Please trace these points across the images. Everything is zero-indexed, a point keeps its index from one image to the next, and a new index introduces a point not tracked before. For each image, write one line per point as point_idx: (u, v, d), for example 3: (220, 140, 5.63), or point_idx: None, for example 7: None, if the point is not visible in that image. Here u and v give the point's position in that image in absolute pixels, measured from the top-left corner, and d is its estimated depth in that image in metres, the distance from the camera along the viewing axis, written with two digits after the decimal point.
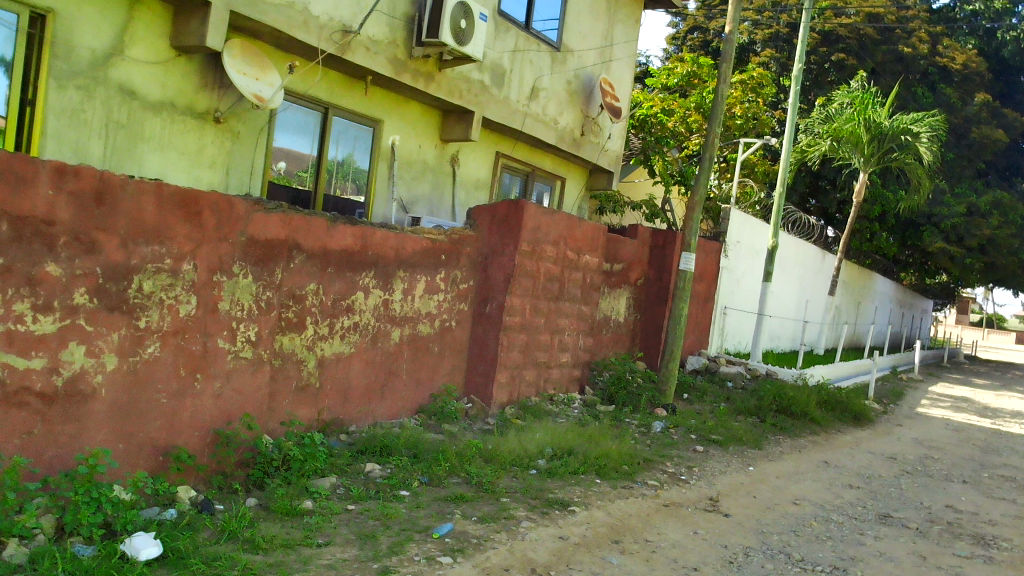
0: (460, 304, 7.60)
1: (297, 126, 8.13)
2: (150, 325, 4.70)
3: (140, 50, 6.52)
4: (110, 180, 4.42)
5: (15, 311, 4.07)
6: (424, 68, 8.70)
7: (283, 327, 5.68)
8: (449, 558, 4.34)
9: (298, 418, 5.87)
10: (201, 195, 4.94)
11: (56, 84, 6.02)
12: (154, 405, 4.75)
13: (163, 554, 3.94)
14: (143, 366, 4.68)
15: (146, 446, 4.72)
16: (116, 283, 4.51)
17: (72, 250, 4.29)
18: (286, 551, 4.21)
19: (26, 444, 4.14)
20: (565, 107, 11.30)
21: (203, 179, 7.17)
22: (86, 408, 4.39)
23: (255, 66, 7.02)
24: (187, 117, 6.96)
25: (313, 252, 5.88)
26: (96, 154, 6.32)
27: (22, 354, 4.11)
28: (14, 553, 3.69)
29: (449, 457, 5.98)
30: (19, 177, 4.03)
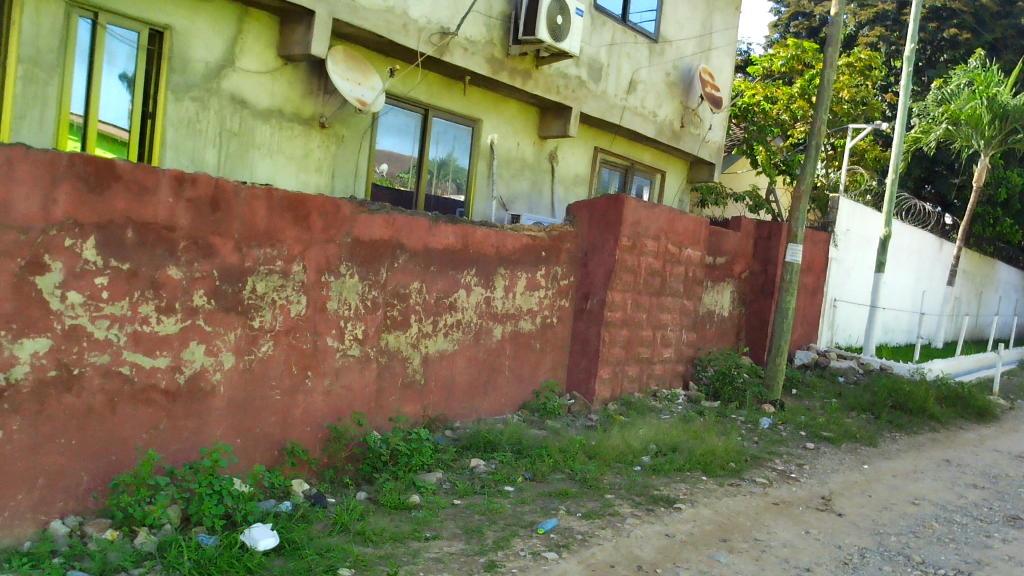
0: (560, 301, 7.60)
1: (399, 129, 8.31)
2: (263, 325, 4.89)
3: (250, 61, 6.79)
4: (225, 187, 4.63)
5: (141, 312, 4.30)
6: (521, 66, 8.73)
7: (388, 325, 5.82)
8: (554, 554, 4.35)
9: (405, 414, 6.00)
10: (309, 199, 5.10)
11: (174, 97, 6.34)
12: (268, 402, 4.94)
13: (280, 545, 4.10)
14: (258, 364, 4.88)
15: (262, 441, 4.92)
16: (232, 285, 4.72)
17: (191, 254, 4.51)
18: (396, 544, 4.32)
19: (153, 438, 4.39)
20: (665, 99, 11.14)
21: (310, 183, 7.41)
22: (205, 404, 4.61)
23: (357, 72, 7.20)
24: (294, 123, 7.20)
25: (416, 251, 5.99)
26: (211, 162, 6.62)
27: (148, 354, 4.34)
28: (144, 541, 3.92)
29: (552, 453, 6.00)
30: (142, 186, 4.25)
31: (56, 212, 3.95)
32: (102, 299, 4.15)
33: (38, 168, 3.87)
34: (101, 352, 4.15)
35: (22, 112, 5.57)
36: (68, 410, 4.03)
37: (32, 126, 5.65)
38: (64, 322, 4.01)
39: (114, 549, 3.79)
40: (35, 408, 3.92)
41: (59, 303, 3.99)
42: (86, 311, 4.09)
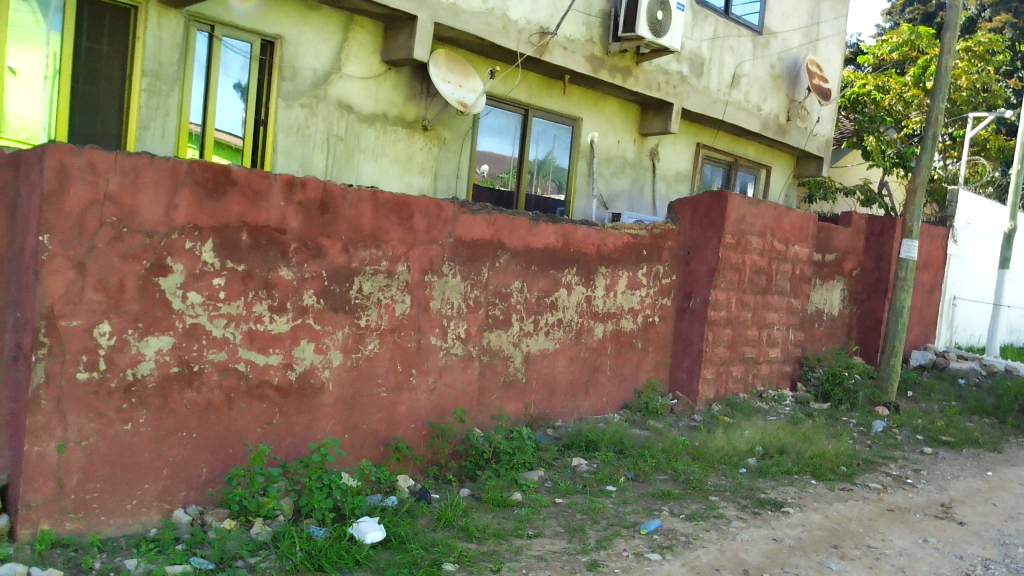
0: (662, 300, 7.51)
1: (499, 129, 8.39)
2: (370, 324, 5.02)
3: (356, 67, 6.98)
4: (332, 190, 4.77)
5: (255, 311, 4.49)
6: (621, 63, 8.67)
7: (490, 324, 5.87)
8: (657, 555, 4.30)
9: (507, 412, 6.05)
10: (412, 200, 5.20)
11: (285, 104, 6.59)
12: (375, 399, 5.07)
13: (387, 538, 4.20)
14: (365, 362, 5.01)
15: (369, 437, 5.05)
16: (340, 285, 4.86)
17: (301, 256, 4.67)
18: (498, 541, 4.36)
19: (267, 432, 4.57)
20: (770, 92, 10.86)
21: (414, 184, 7.55)
22: (315, 401, 4.77)
23: (458, 75, 7.30)
24: (398, 127, 7.36)
25: (517, 251, 6.02)
26: (319, 166, 6.84)
27: (262, 351, 4.52)
28: (259, 531, 4.09)
29: (655, 453, 5.94)
30: (256, 190, 4.43)
31: (178, 217, 4.16)
32: (220, 299, 4.34)
33: (161, 175, 4.08)
34: (219, 349, 4.35)
35: (147, 122, 5.90)
36: (188, 405, 4.24)
37: (156, 135, 5.97)
38: (185, 321, 4.22)
39: (232, 538, 3.97)
40: (160, 402, 4.14)
41: (180, 303, 4.20)
42: (205, 310, 4.29)
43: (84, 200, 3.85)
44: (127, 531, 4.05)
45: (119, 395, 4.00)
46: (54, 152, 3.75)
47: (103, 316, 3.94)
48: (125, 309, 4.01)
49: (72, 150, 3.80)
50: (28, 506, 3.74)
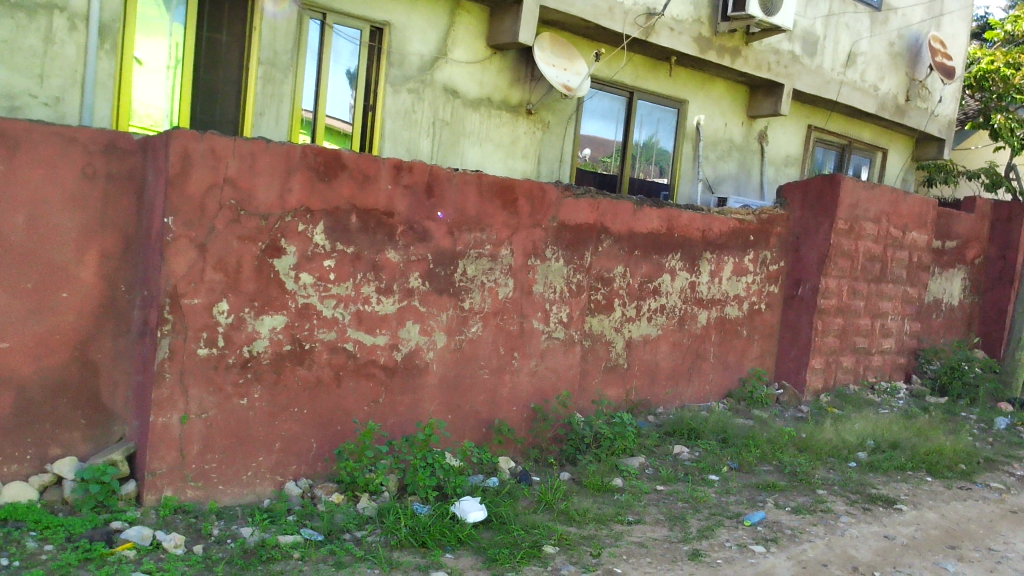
0: (769, 287, 7.31)
1: (603, 113, 8.33)
2: (473, 306, 5.08)
3: (461, 51, 7.03)
4: (438, 174, 4.84)
5: (363, 293, 4.60)
6: (730, 43, 8.45)
7: (592, 309, 5.85)
8: (761, 547, 4.21)
9: (608, 397, 6.02)
10: (516, 184, 5.22)
11: (392, 90, 6.71)
12: (477, 380, 5.13)
13: (488, 518, 4.25)
14: (468, 344, 5.07)
15: (471, 418, 5.11)
16: (445, 268, 4.93)
17: (408, 239, 4.76)
18: (599, 526, 4.36)
19: (374, 410, 4.69)
20: (887, 71, 10.38)
21: (518, 168, 7.57)
22: (420, 381, 4.86)
23: (563, 58, 7.27)
24: (503, 111, 7.39)
25: (621, 235, 5.97)
26: (425, 151, 6.95)
27: (369, 331, 4.64)
28: (366, 506, 4.22)
29: (760, 444, 5.81)
30: (365, 174, 4.53)
31: (291, 200, 4.30)
32: (330, 280, 4.47)
33: (276, 160, 4.23)
34: (329, 329, 4.48)
35: (262, 109, 6.14)
36: (300, 381, 4.40)
37: (270, 121, 6.20)
38: (297, 301, 4.36)
39: (340, 512, 4.12)
40: (274, 378, 4.30)
41: (293, 283, 4.34)
42: (316, 291, 4.43)
43: (205, 183, 4.02)
44: (243, 500, 4.24)
45: (236, 370, 4.18)
46: (178, 137, 3.92)
47: (222, 295, 4.12)
48: (242, 289, 4.19)
49: (195, 136, 3.97)
50: (153, 473, 3.95)
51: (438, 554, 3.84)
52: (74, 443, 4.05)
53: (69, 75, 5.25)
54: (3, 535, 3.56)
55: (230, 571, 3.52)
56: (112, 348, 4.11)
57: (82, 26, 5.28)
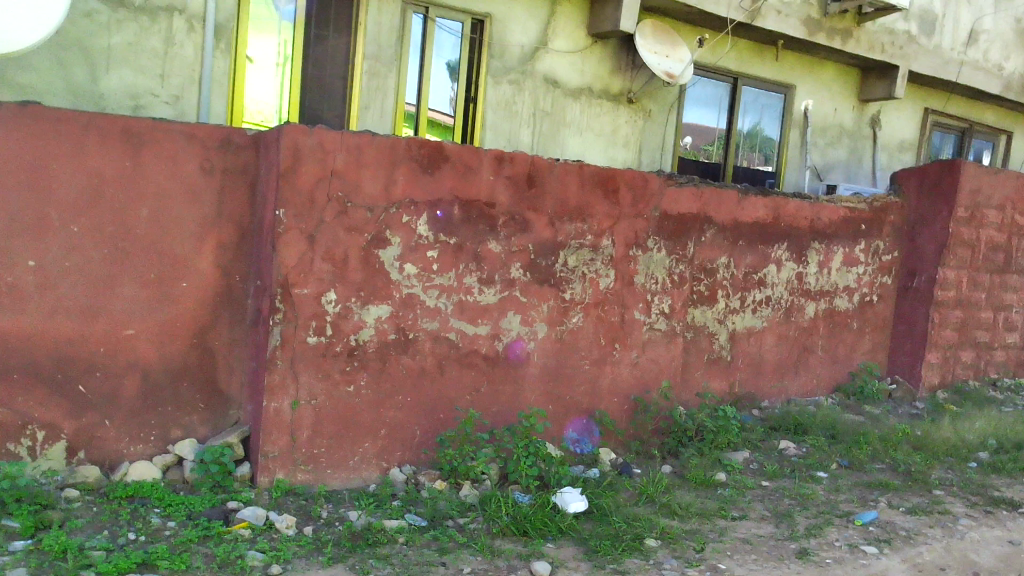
0: (882, 278, 7.02)
1: (706, 100, 8.17)
2: (574, 297, 5.06)
3: (562, 41, 7.01)
4: (540, 164, 4.84)
5: (466, 283, 4.65)
6: (841, 25, 8.12)
7: (695, 300, 5.75)
8: (874, 548, 4.06)
9: (711, 390, 5.91)
10: (618, 173, 5.16)
11: (493, 81, 6.75)
12: (578, 371, 5.11)
13: (589, 509, 4.24)
14: (569, 335, 5.06)
15: (572, 409, 5.10)
16: (546, 258, 4.93)
17: (509, 229, 4.78)
18: (702, 520, 4.29)
19: (476, 400, 4.74)
20: (1013, 49, 9.79)
21: (618, 158, 7.49)
22: (521, 371, 4.89)
23: (665, 45, 7.16)
24: (603, 100, 7.33)
25: (725, 225, 5.84)
26: (526, 141, 6.96)
27: (472, 321, 4.69)
28: (468, 493, 4.28)
29: (871, 441, 5.59)
30: (468, 166, 4.58)
31: (396, 192, 4.38)
32: (434, 270, 4.54)
33: (381, 153, 4.31)
34: (432, 319, 4.55)
35: (367, 103, 6.27)
36: (404, 370, 4.49)
37: (375, 115, 6.33)
38: (402, 291, 4.45)
39: (443, 498, 4.19)
40: (379, 366, 4.41)
41: (398, 274, 4.43)
42: (420, 281, 4.51)
43: (314, 176, 4.14)
44: (350, 485, 4.36)
45: (344, 359, 4.29)
46: (289, 132, 4.05)
47: (330, 285, 4.24)
48: (349, 279, 4.29)
49: (304, 131, 4.09)
50: (267, 456, 4.11)
51: (539, 544, 3.86)
52: (193, 425, 4.24)
53: (187, 74, 5.50)
54: (130, 511, 3.77)
55: (339, 553, 3.63)
56: (228, 335, 4.29)
57: (199, 26, 5.52)
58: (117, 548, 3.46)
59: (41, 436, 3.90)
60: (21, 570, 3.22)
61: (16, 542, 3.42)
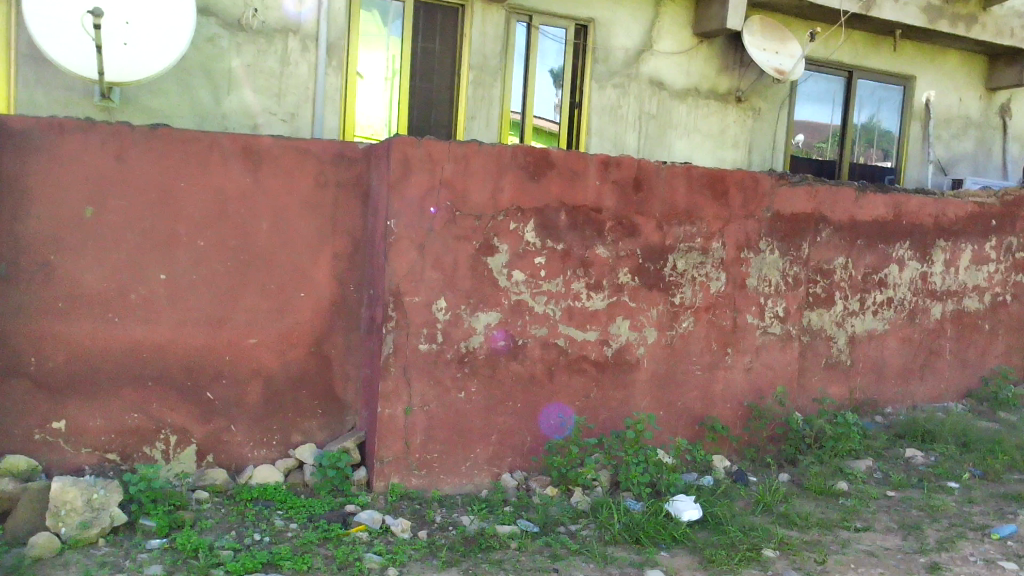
0: (1015, 277, 6.62)
1: (819, 96, 7.90)
2: (684, 301, 4.97)
3: (667, 42, 6.92)
4: (646, 168, 4.79)
5: (574, 289, 4.64)
6: (964, 10, 7.70)
7: (811, 303, 5.55)
8: (1013, 564, 3.82)
9: (830, 395, 5.69)
10: (727, 174, 5.05)
11: (598, 86, 6.72)
12: (690, 377, 5.02)
13: (704, 518, 4.16)
14: (679, 339, 4.98)
15: (684, 415, 5.02)
16: (654, 262, 4.87)
17: (617, 234, 4.75)
18: (823, 531, 4.14)
19: (586, 406, 4.73)
20: None
21: (728, 159, 7.32)
22: (631, 376, 4.84)
23: (773, 41, 6.95)
24: (711, 100, 7.19)
25: (842, 224, 5.62)
26: (632, 145, 6.89)
27: (580, 327, 4.68)
28: (579, 500, 4.28)
29: (1007, 450, 5.27)
30: (574, 172, 4.58)
31: (503, 200, 4.42)
32: (541, 277, 4.55)
33: (488, 161, 4.36)
34: (540, 325, 4.57)
35: (473, 113, 6.32)
36: (515, 377, 4.52)
37: (481, 125, 6.38)
38: (510, 297, 4.48)
39: (554, 505, 4.20)
40: (489, 373, 4.45)
41: (506, 280, 4.46)
42: (528, 288, 4.53)
43: (424, 186, 4.23)
44: (463, 490, 4.41)
45: (455, 365, 4.36)
46: (399, 144, 4.15)
47: (440, 293, 4.31)
48: (459, 286, 4.36)
49: (413, 142, 4.18)
50: (382, 461, 4.21)
51: (653, 552, 3.82)
52: (312, 431, 4.39)
53: (301, 92, 5.71)
54: (256, 512, 3.95)
55: (453, 557, 3.69)
56: (344, 343, 4.41)
57: (313, 46, 5.72)
58: (244, 548, 3.62)
59: (173, 440, 4.11)
60: (157, 568, 3.41)
61: (153, 540, 3.63)
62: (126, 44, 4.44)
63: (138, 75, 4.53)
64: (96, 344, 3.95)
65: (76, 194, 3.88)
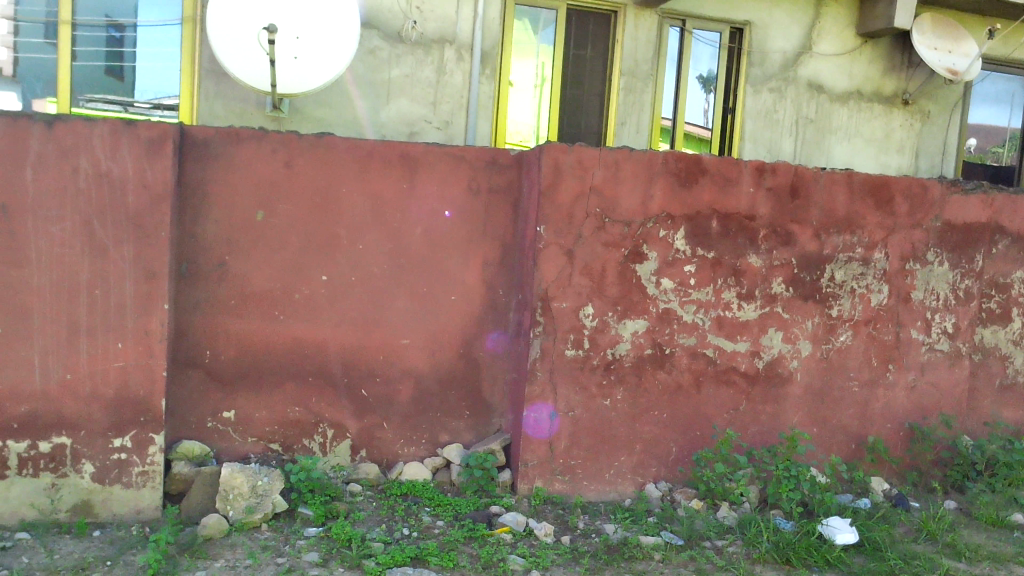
0: None
1: (996, 97, 7.37)
2: (842, 314, 4.75)
3: (828, 43, 6.65)
4: (804, 174, 4.62)
5: (724, 298, 4.53)
6: None
7: (984, 319, 5.16)
8: None
9: (1005, 419, 5.28)
10: (893, 180, 4.79)
11: (753, 90, 6.54)
12: (847, 393, 4.79)
13: (860, 542, 3.96)
14: (836, 354, 4.76)
15: (839, 433, 4.79)
16: (811, 272, 4.68)
17: (771, 242, 4.60)
18: (995, 566, 3.86)
19: (734, 418, 4.60)
20: None
21: (892, 165, 6.93)
22: (784, 390, 4.67)
23: (947, 37, 6.55)
24: (875, 103, 6.84)
25: (1021, 235, 5.21)
26: (788, 151, 6.64)
27: (730, 337, 4.56)
28: (726, 515, 4.17)
29: None
30: (726, 178, 4.48)
31: (653, 206, 4.38)
32: (691, 285, 4.47)
33: (639, 168, 4.33)
34: (689, 334, 4.48)
35: (623, 119, 6.27)
36: (661, 386, 4.46)
37: (631, 130, 6.32)
38: (658, 306, 4.43)
39: (700, 518, 4.08)
40: (635, 381, 4.41)
41: (655, 288, 4.41)
42: (677, 296, 4.46)
43: (573, 193, 4.24)
44: (607, 497, 4.40)
45: (601, 372, 4.35)
46: (550, 151, 4.18)
47: (588, 299, 4.31)
48: (606, 293, 4.35)
49: (564, 148, 4.21)
50: (526, 464, 4.25)
51: None
52: (459, 431, 4.48)
53: (456, 100, 5.85)
54: (405, 507, 4.09)
55: (595, 565, 3.69)
56: (492, 346, 4.48)
57: (467, 55, 5.85)
58: (393, 541, 3.75)
59: (330, 433, 4.30)
60: (313, 555, 3.59)
61: (310, 528, 3.83)
62: (296, 58, 4.71)
63: (305, 86, 4.78)
64: (262, 340, 4.20)
65: (249, 199, 4.14)
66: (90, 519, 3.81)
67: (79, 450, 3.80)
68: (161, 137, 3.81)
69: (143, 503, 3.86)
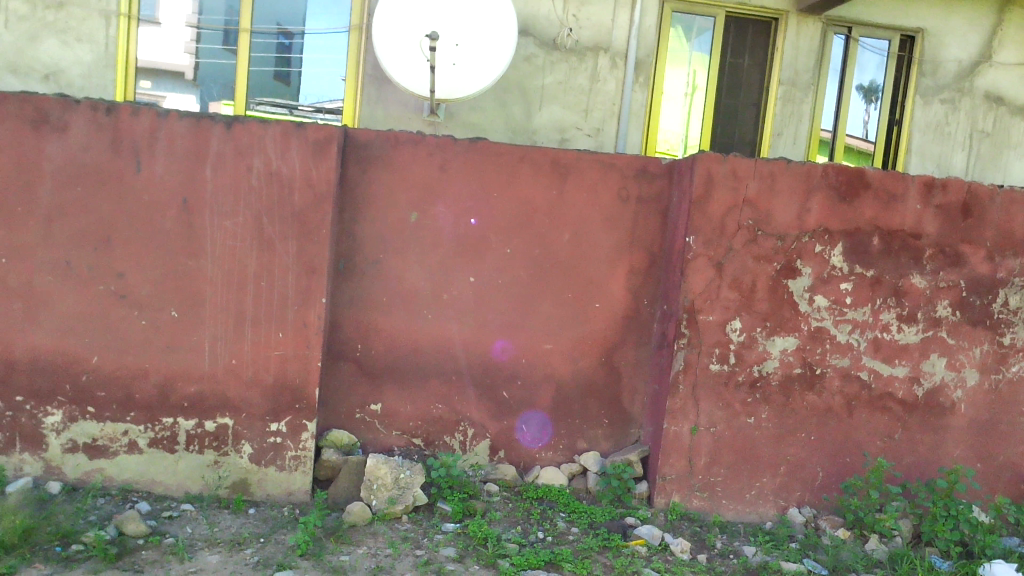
0: None
1: None
2: (1015, 343, 4.41)
3: (1010, 52, 6.20)
4: (979, 192, 4.32)
5: (882, 319, 4.30)
6: None
7: None
8: None
9: None
10: None
11: (922, 101, 6.20)
12: (1017, 429, 4.44)
13: None
14: (1007, 386, 4.42)
15: (1006, 471, 4.45)
16: (981, 297, 4.37)
17: (938, 263, 4.33)
18: None
19: (887, 447, 4.36)
20: None
21: None
22: (945, 421, 4.39)
23: None
24: None
25: None
26: (959, 166, 6.24)
27: (888, 361, 4.32)
28: (875, 548, 3.96)
29: None
30: (891, 194, 4.26)
31: (810, 220, 4.22)
32: (846, 304, 4.27)
33: (796, 180, 4.19)
34: (842, 355, 4.29)
35: (781, 129, 6.07)
36: (810, 408, 4.28)
37: (788, 141, 6.10)
38: (810, 324, 4.26)
39: (846, 549, 3.91)
40: (782, 401, 4.26)
41: (807, 305, 4.25)
42: (832, 315, 4.27)
43: (726, 204, 4.15)
44: (747, 519, 4.27)
45: (746, 389, 4.22)
46: (703, 161, 4.11)
47: (736, 313, 4.20)
48: (756, 309, 4.22)
49: (718, 159, 4.12)
50: (665, 478, 4.18)
51: None
52: (597, 439, 4.47)
53: (607, 108, 5.84)
54: (540, 511, 4.12)
55: None
56: (634, 356, 4.45)
57: (621, 63, 5.84)
58: (528, 544, 3.78)
59: (471, 432, 4.39)
60: (450, 550, 3.67)
61: (448, 523, 3.92)
62: (454, 64, 4.82)
63: (462, 91, 4.88)
64: (410, 338, 4.33)
65: (404, 200, 4.28)
66: (246, 497, 4.05)
67: (240, 431, 4.04)
68: (327, 139, 4.01)
69: (294, 485, 4.06)
